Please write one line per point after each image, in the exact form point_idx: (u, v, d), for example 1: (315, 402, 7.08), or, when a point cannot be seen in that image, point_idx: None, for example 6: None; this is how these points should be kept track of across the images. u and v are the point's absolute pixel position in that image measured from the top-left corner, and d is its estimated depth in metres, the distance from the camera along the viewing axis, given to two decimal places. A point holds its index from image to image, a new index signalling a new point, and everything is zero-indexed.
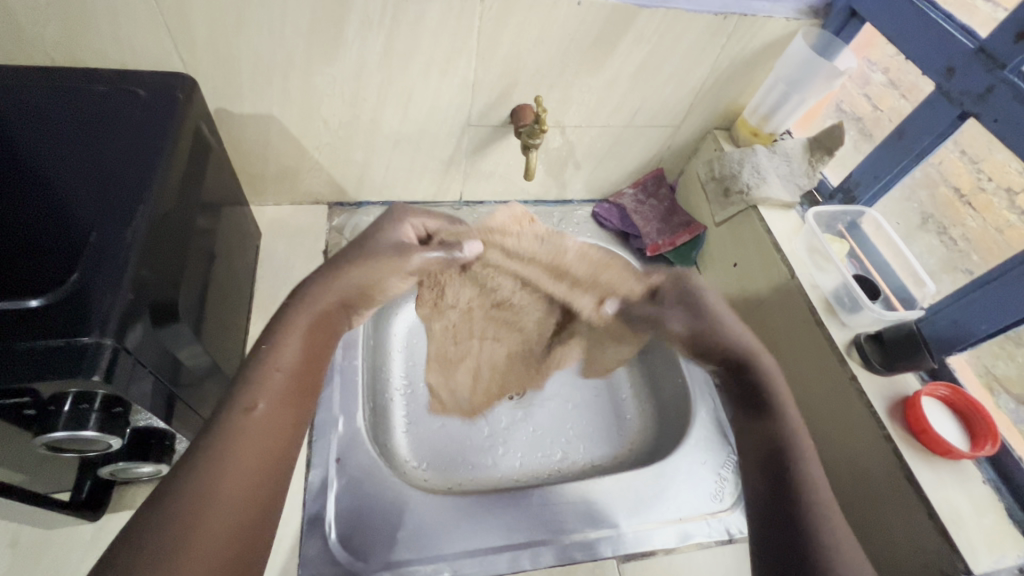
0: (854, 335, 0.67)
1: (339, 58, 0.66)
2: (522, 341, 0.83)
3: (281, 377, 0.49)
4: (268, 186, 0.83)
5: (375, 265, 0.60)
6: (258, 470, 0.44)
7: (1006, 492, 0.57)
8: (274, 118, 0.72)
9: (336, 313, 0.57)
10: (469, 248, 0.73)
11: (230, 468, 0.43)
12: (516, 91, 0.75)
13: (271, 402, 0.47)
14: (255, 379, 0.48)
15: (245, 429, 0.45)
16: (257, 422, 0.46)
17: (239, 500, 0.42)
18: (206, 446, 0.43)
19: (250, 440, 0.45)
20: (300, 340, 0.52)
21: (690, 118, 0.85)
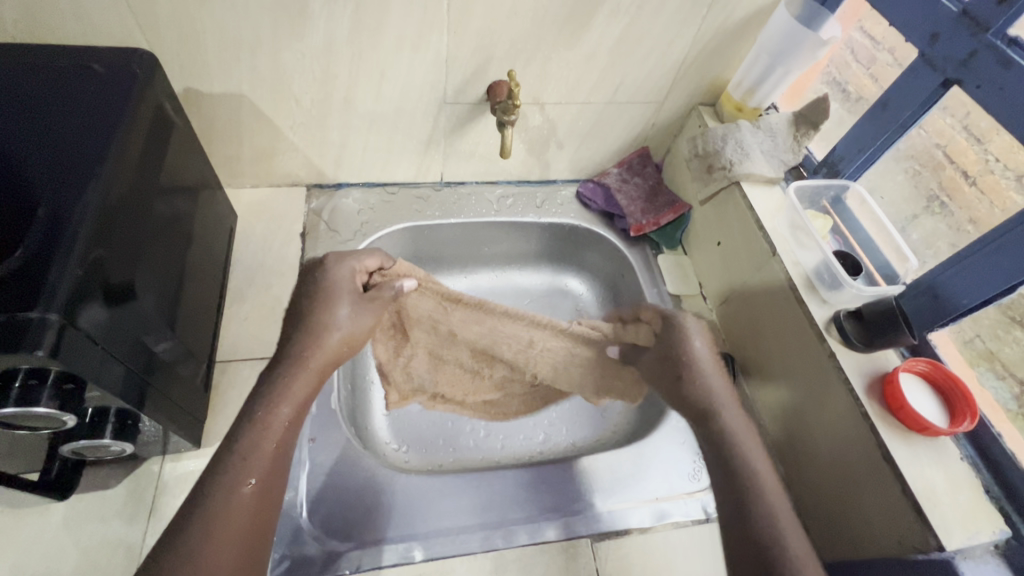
0: (834, 311, 0.65)
1: (306, 34, 0.65)
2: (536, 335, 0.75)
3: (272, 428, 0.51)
4: (245, 168, 0.82)
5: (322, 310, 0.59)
6: (259, 523, 0.47)
7: (984, 469, 0.56)
8: (245, 98, 0.71)
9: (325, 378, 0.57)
10: (402, 286, 0.67)
11: (219, 525, 0.44)
12: (491, 66, 0.73)
13: (267, 468, 0.49)
14: (245, 452, 0.48)
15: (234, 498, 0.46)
16: (266, 477, 0.48)
17: (237, 536, 0.45)
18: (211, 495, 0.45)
19: (235, 504, 0.46)
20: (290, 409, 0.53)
21: (674, 93, 0.83)
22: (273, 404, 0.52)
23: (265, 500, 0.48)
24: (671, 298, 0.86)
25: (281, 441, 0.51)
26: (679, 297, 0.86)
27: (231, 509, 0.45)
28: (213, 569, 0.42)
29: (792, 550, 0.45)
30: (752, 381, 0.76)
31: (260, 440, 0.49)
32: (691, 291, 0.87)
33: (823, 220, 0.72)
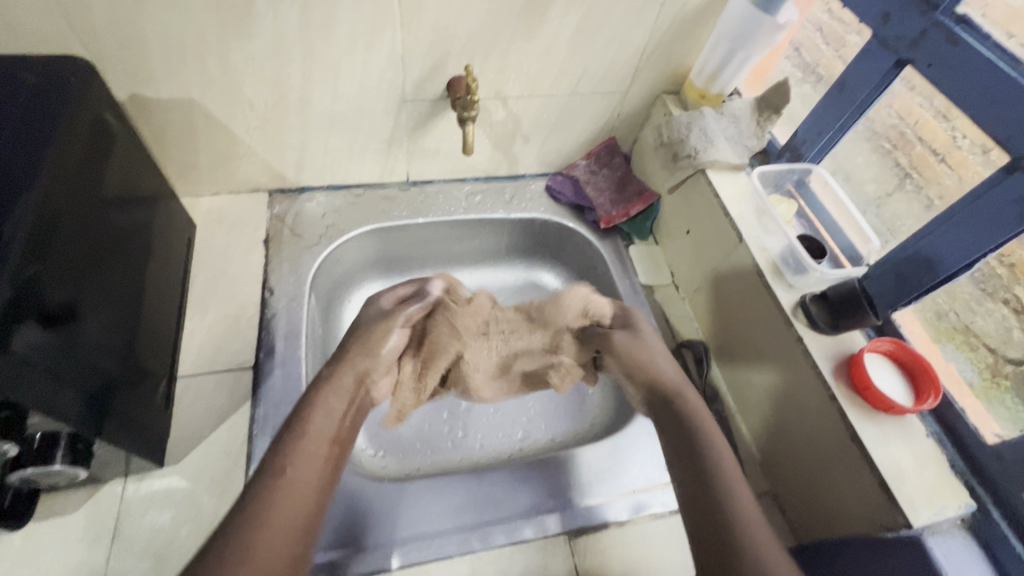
0: (801, 296, 0.65)
1: (254, 34, 0.62)
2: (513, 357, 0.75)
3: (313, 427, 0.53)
4: (201, 175, 0.79)
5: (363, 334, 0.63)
6: (307, 509, 0.47)
7: (949, 445, 0.57)
8: (195, 102, 0.68)
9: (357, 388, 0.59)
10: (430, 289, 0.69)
11: (277, 502, 0.46)
12: (449, 61, 0.72)
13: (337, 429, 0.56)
14: (290, 437, 0.51)
15: (286, 481, 0.47)
16: (309, 468, 0.50)
17: (288, 524, 0.45)
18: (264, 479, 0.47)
19: (288, 489, 0.47)
20: (332, 408, 0.55)
21: (637, 83, 0.82)
22: (306, 411, 0.54)
23: (311, 488, 0.49)
24: (643, 288, 0.86)
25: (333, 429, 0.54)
26: (652, 287, 0.86)
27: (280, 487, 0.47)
28: (262, 546, 0.42)
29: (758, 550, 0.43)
30: (724, 368, 0.76)
31: (298, 437, 0.51)
32: (663, 280, 0.87)
33: (786, 204, 0.73)
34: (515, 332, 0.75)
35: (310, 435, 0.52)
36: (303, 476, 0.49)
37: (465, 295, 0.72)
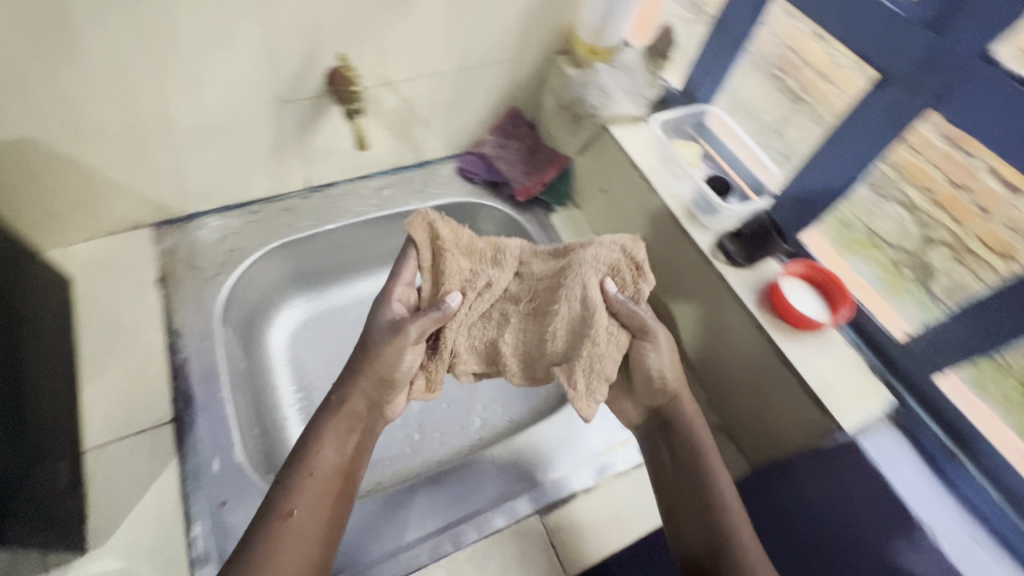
0: (717, 236, 0.67)
1: (83, 52, 0.54)
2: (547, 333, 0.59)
3: (319, 459, 0.55)
4: (66, 220, 0.70)
5: (371, 349, 0.58)
6: (316, 535, 0.51)
7: (865, 349, 0.61)
8: (32, 140, 0.59)
9: (371, 417, 0.60)
10: (450, 302, 0.56)
11: (281, 537, 0.49)
12: (323, 53, 0.66)
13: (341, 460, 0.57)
14: (291, 481, 0.53)
15: (293, 525, 0.50)
16: (309, 506, 0.52)
17: (298, 557, 0.49)
18: (275, 514, 0.51)
19: (296, 521, 0.50)
20: (332, 445, 0.57)
21: (527, 47, 0.80)
22: (312, 446, 0.56)
23: (316, 521, 0.52)
24: None
25: (337, 461, 0.56)
26: None
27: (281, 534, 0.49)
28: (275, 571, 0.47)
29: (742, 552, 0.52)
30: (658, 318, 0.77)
31: (305, 476, 0.53)
32: None
33: (690, 147, 0.74)
34: (551, 292, 0.59)
35: (312, 476, 0.54)
36: (305, 516, 0.51)
37: (482, 257, 0.59)
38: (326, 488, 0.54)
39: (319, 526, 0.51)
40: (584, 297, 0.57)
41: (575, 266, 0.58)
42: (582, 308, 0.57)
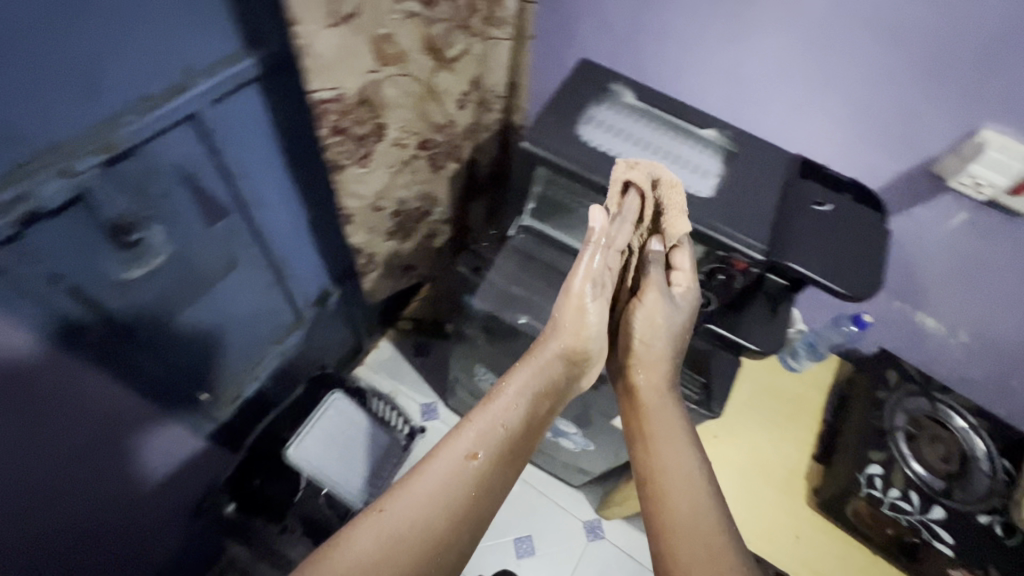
0: None
1: None
2: (370, 120, 0.74)
3: (508, 391, 0.65)
4: None
5: (580, 271, 0.65)
6: (476, 493, 0.59)
7: None
8: None
9: (559, 363, 0.67)
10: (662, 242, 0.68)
11: (427, 496, 0.58)
12: None
13: (539, 397, 0.66)
14: (464, 441, 0.62)
15: (460, 478, 0.60)
16: (482, 445, 0.62)
17: (438, 508, 0.57)
18: (476, 459, 0.61)
19: (454, 474, 0.60)
20: (516, 393, 0.65)
21: None
22: (498, 386, 0.66)
23: (495, 476, 0.61)
24: None
25: (535, 406, 0.66)
26: None
27: (444, 449, 0.62)
28: (411, 542, 0.54)
29: (669, 495, 0.59)
30: None
31: (477, 422, 0.63)
32: None
33: None
34: (358, 120, 0.72)
35: (473, 423, 0.63)
36: (479, 459, 0.61)
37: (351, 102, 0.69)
38: (484, 462, 0.61)
39: (505, 467, 0.62)
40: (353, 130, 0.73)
41: (356, 108, 0.70)
42: (360, 124, 0.73)
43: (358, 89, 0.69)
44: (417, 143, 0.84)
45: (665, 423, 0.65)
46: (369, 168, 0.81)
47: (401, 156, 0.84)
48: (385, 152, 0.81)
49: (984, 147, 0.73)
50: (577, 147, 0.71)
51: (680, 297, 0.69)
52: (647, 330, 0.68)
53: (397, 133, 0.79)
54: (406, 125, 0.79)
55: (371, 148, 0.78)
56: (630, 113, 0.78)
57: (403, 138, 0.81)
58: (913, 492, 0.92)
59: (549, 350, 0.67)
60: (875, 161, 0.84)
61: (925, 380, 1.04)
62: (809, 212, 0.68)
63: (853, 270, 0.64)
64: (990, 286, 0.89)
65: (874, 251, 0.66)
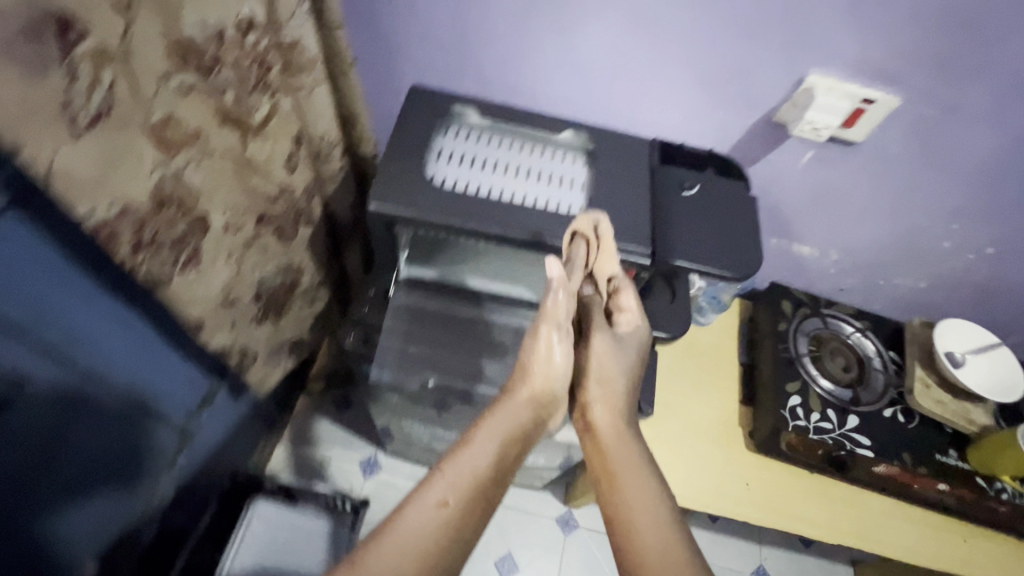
0: None
1: None
2: (184, 217, 0.61)
3: (480, 436, 0.57)
4: None
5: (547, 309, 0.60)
6: (446, 546, 0.51)
7: None
8: None
9: (530, 408, 0.60)
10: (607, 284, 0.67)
11: (391, 553, 0.49)
12: None
13: (512, 440, 0.58)
14: (431, 490, 0.53)
15: (430, 528, 0.51)
16: (455, 490, 0.54)
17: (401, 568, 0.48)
18: (443, 509, 0.52)
19: (421, 524, 0.51)
20: (486, 439, 0.58)
21: None
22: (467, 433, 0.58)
23: (465, 533, 0.52)
24: None
25: (510, 451, 0.58)
26: None
27: (411, 501, 0.53)
28: None
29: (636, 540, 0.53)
30: None
31: (448, 471, 0.55)
32: None
33: None
34: (169, 226, 0.60)
35: (445, 469, 0.55)
36: (451, 508, 0.53)
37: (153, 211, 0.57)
38: (455, 511, 0.53)
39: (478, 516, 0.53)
40: (169, 238, 0.60)
41: (162, 215, 0.58)
42: (174, 228, 0.61)
43: (157, 193, 0.56)
44: (253, 220, 0.72)
45: (627, 459, 0.59)
46: (203, 266, 0.69)
47: (239, 239, 0.72)
48: (216, 241, 0.69)
49: (813, 92, 0.76)
50: (430, 193, 0.63)
51: (629, 338, 0.67)
52: (598, 368, 0.64)
53: (225, 217, 0.68)
54: (231, 205, 0.67)
55: (198, 245, 0.66)
56: (475, 134, 0.72)
57: (233, 220, 0.69)
58: (829, 410, 1.00)
59: (524, 396, 0.61)
60: (726, 122, 0.86)
61: (812, 299, 1.13)
62: (678, 202, 0.68)
63: (733, 255, 0.64)
64: (844, 208, 0.96)
65: (746, 227, 0.66)
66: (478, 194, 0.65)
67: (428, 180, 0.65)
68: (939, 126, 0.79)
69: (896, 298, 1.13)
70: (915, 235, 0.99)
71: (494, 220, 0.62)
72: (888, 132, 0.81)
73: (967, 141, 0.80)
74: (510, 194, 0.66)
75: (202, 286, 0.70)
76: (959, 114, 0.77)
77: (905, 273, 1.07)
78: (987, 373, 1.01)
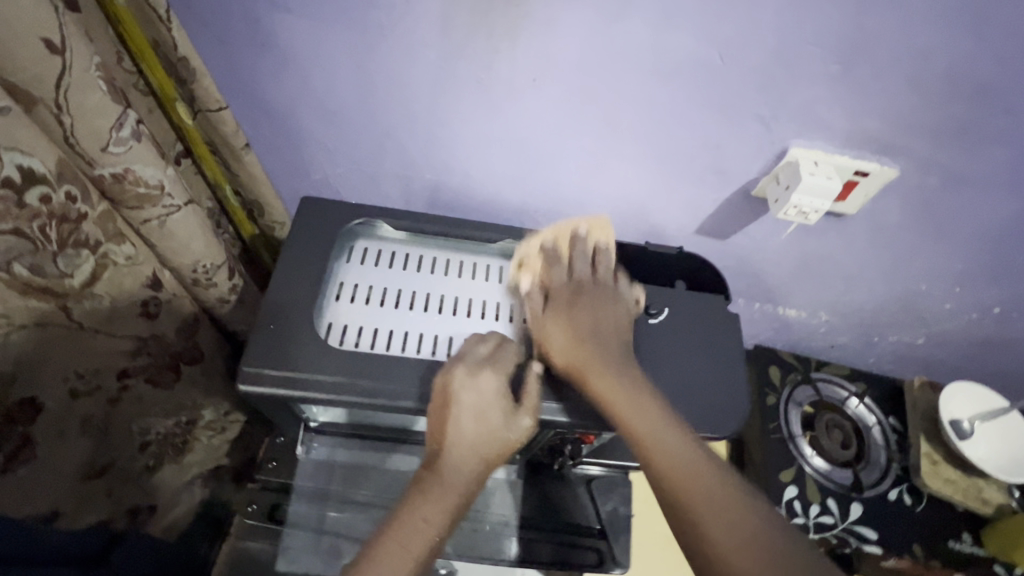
0: None
1: None
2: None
3: (433, 482, 0.49)
4: None
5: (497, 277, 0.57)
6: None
7: None
8: None
9: (487, 448, 0.50)
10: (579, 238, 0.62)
11: None
12: None
13: (466, 478, 0.50)
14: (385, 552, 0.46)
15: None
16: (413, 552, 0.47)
17: None
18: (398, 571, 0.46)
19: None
20: (440, 481, 0.49)
21: None
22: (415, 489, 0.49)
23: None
24: None
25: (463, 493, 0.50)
26: None
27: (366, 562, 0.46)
28: None
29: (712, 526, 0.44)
30: None
31: (401, 525, 0.48)
32: None
33: None
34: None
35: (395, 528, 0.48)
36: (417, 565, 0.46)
37: None
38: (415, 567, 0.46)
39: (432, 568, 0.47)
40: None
41: None
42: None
43: None
44: (118, 377, 0.61)
45: (677, 446, 0.48)
46: (45, 450, 0.57)
47: (103, 401, 0.61)
48: (66, 418, 0.58)
49: (797, 167, 0.63)
50: (325, 357, 0.50)
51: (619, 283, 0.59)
52: (595, 319, 0.55)
53: (72, 387, 0.57)
54: (76, 371, 0.57)
55: (31, 435, 0.55)
56: (386, 253, 0.59)
57: (86, 386, 0.59)
58: (829, 500, 0.89)
59: (483, 430, 0.49)
60: (697, 196, 0.72)
61: (803, 364, 1.01)
62: (642, 335, 0.57)
63: (712, 417, 0.53)
64: (833, 275, 0.84)
65: (722, 366, 0.55)
66: (391, 348, 0.52)
67: (325, 337, 0.51)
68: (946, 196, 0.66)
69: (896, 356, 1.01)
70: (913, 300, 0.87)
71: (412, 390, 0.50)
72: (885, 203, 0.69)
73: (977, 210, 0.68)
74: (435, 341, 0.53)
75: (48, 471, 0.58)
76: (968, 183, 0.64)
77: (903, 334, 0.95)
78: (1000, 444, 0.89)
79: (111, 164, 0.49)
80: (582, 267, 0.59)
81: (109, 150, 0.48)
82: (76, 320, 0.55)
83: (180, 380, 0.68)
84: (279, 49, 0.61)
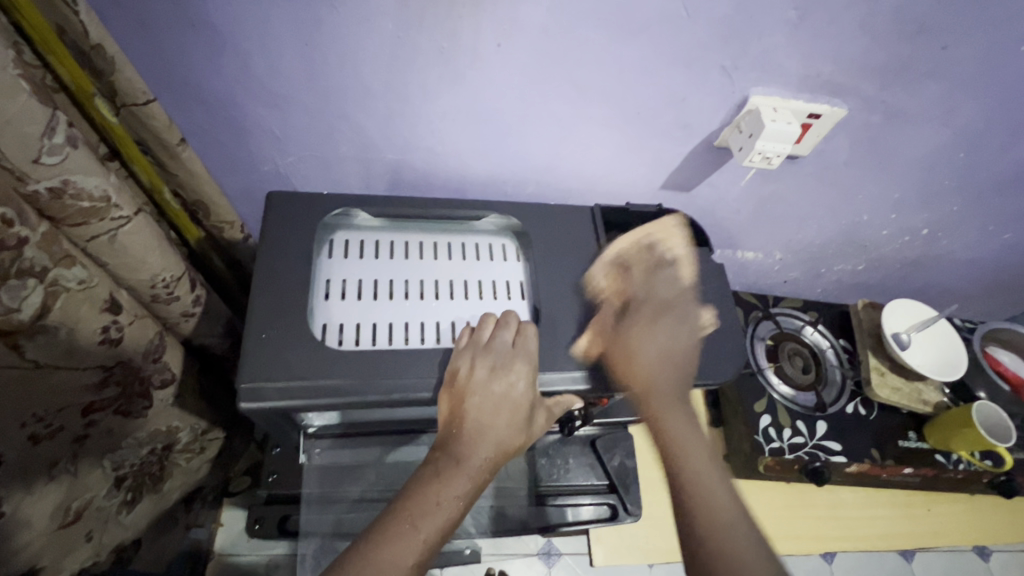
0: None
1: None
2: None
3: (453, 458, 0.49)
4: None
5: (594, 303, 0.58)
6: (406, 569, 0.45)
7: None
8: None
9: (510, 429, 0.51)
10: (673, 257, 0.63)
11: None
12: None
13: (487, 457, 0.50)
14: (399, 522, 0.46)
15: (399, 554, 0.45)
16: (426, 520, 0.47)
17: None
18: (408, 538, 0.46)
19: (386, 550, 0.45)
20: (462, 457, 0.50)
21: None
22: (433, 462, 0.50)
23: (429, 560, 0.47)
24: None
25: (481, 469, 0.50)
26: None
27: (380, 530, 0.46)
28: None
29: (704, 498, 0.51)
30: None
31: (413, 496, 0.48)
32: None
33: None
34: None
35: (410, 501, 0.48)
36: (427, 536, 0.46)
37: None
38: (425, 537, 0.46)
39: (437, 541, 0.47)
40: None
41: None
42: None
43: None
44: (81, 412, 0.56)
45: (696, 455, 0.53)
46: (14, 504, 0.52)
47: (67, 440, 0.56)
48: (36, 467, 0.53)
49: (757, 114, 0.65)
50: (328, 359, 0.48)
51: (693, 317, 0.59)
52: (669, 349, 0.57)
53: (36, 434, 0.52)
54: (36, 415, 0.52)
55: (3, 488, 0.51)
56: (369, 246, 0.57)
57: (52, 428, 0.54)
58: (799, 422, 0.96)
59: (508, 398, 0.51)
60: (664, 152, 0.73)
61: (761, 300, 1.08)
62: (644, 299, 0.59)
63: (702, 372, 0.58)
64: (787, 215, 0.89)
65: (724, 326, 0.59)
66: (393, 340, 0.51)
67: (322, 338, 0.50)
68: (886, 132, 0.71)
69: (838, 283, 1.10)
70: (856, 231, 0.94)
71: (426, 379, 0.49)
72: (833, 142, 0.73)
73: (913, 143, 0.74)
74: (436, 328, 0.53)
75: (18, 527, 0.53)
76: (907, 119, 0.69)
77: (846, 262, 1.03)
78: (935, 351, 1.00)
79: (47, 177, 0.45)
80: (681, 288, 0.61)
81: (42, 160, 0.44)
82: (29, 358, 0.49)
83: (152, 407, 0.63)
84: (214, 31, 0.55)
